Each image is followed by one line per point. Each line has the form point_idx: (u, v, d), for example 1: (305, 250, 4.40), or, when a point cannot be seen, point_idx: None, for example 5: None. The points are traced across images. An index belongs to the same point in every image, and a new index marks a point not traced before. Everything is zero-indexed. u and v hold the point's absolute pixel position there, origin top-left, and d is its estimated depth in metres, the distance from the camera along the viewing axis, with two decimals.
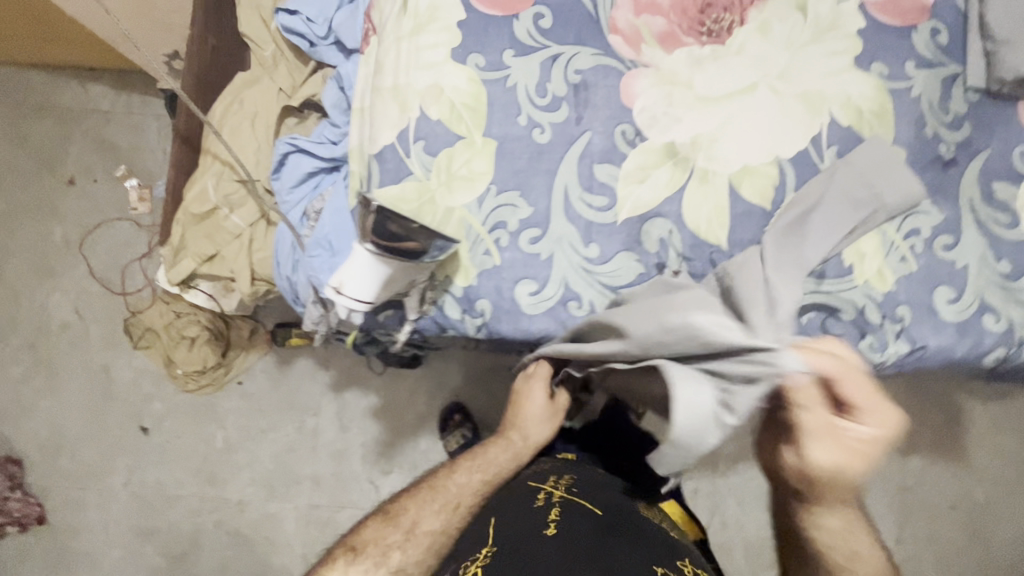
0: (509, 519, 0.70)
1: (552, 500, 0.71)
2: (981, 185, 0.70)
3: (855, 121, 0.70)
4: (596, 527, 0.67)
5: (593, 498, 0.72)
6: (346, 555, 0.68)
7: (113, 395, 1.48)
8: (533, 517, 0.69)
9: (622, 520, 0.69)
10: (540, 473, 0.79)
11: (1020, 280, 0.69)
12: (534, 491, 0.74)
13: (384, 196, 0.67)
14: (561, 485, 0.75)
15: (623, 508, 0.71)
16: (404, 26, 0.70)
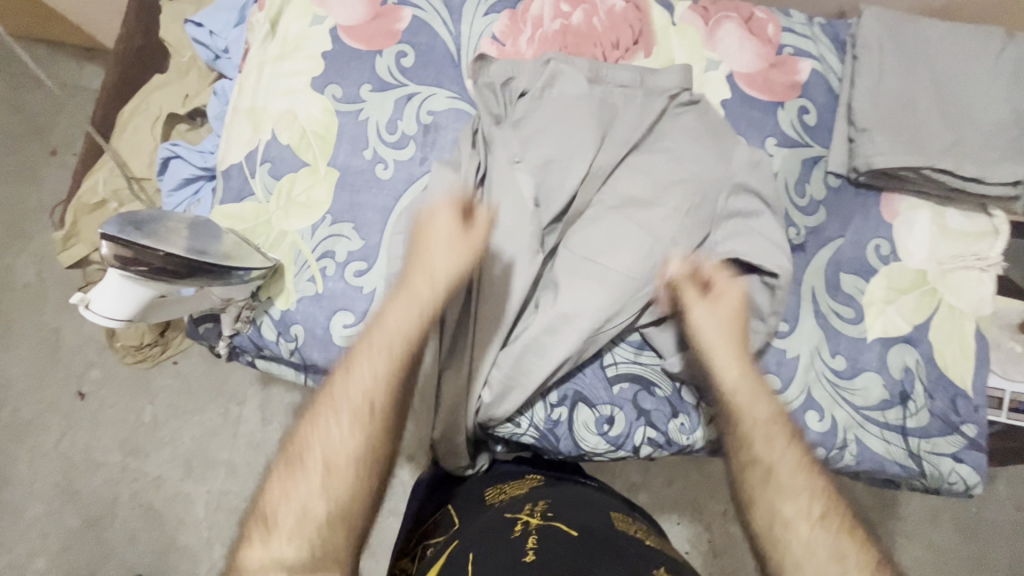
0: (484, 558, 0.56)
1: (530, 528, 0.59)
2: (827, 274, 0.67)
3: None
4: (578, 547, 0.55)
5: (571, 520, 0.61)
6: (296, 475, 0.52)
7: (58, 356, 1.29)
8: (509, 549, 0.56)
9: (602, 539, 0.57)
10: (508, 502, 0.65)
11: (850, 378, 0.66)
12: (507, 521, 0.61)
13: (223, 213, 0.70)
14: (535, 509, 0.63)
15: (597, 526, 0.60)
16: (270, 52, 0.73)
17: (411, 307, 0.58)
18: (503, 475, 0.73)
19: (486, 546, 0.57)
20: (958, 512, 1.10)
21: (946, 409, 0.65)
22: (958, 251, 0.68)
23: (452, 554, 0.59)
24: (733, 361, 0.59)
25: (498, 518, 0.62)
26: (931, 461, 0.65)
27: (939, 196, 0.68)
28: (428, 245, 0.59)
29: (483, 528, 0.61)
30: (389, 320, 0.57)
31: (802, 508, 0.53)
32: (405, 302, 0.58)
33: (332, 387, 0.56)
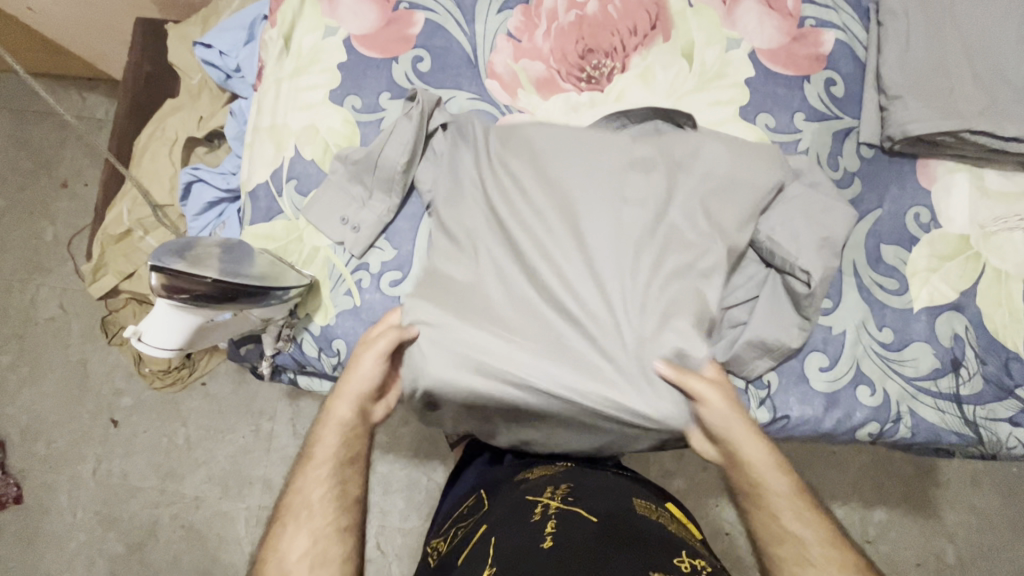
0: (503, 539, 0.55)
1: (551, 512, 0.57)
2: (868, 247, 0.66)
3: None
4: (592, 531, 0.52)
5: (594, 504, 0.58)
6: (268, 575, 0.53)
7: (87, 386, 1.30)
8: (528, 532, 0.54)
9: (623, 525, 0.54)
10: (533, 486, 0.63)
11: (900, 350, 0.65)
12: (529, 506, 0.60)
13: (253, 234, 0.70)
14: (558, 493, 0.61)
15: (621, 514, 0.56)
16: (286, 68, 0.72)
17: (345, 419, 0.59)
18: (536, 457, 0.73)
19: (506, 527, 0.57)
20: (998, 474, 1.09)
21: (1000, 374, 0.64)
22: (1000, 213, 0.66)
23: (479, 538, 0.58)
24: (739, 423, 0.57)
25: (521, 501, 0.61)
26: (989, 428, 0.64)
27: (976, 158, 0.67)
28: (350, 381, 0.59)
29: (509, 510, 0.61)
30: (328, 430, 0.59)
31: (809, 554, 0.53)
32: (318, 467, 0.57)
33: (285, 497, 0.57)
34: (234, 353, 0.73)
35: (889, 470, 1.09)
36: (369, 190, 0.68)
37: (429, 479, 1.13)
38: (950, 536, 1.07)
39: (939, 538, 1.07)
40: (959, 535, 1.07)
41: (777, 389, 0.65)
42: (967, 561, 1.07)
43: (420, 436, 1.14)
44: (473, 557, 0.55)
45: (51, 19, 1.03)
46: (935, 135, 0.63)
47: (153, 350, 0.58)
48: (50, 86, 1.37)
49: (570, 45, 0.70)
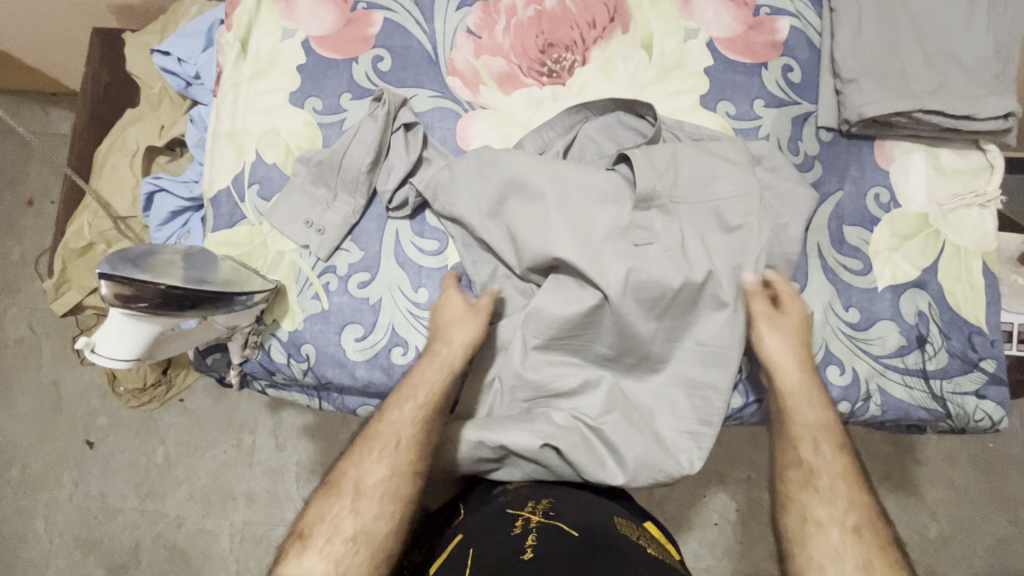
0: (481, 553, 0.52)
1: (533, 525, 0.55)
2: (832, 229, 0.67)
3: None
4: (573, 546, 0.52)
5: (574, 518, 0.57)
6: (345, 501, 0.55)
7: (61, 407, 1.26)
8: (509, 545, 0.52)
9: (600, 537, 0.54)
10: (513, 497, 0.61)
11: (867, 329, 0.65)
12: (508, 518, 0.57)
13: (215, 240, 0.69)
14: (538, 508, 0.58)
15: (601, 528, 0.55)
16: (244, 72, 0.72)
17: (439, 367, 0.61)
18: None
19: (484, 541, 0.53)
20: (974, 449, 1.11)
21: (964, 348, 0.65)
22: (957, 191, 0.68)
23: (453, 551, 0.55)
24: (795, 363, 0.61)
25: (499, 514, 0.58)
26: (956, 402, 0.65)
27: (932, 137, 0.68)
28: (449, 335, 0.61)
29: (486, 521, 0.57)
30: (421, 376, 0.61)
31: (836, 515, 0.56)
32: (410, 407, 0.59)
33: (379, 423, 0.59)
34: (200, 363, 0.71)
35: (870, 452, 1.10)
36: (334, 191, 0.67)
37: None
38: (931, 512, 1.09)
39: (922, 516, 1.09)
40: (941, 512, 1.09)
41: (748, 374, 0.65)
42: (950, 537, 1.08)
43: None
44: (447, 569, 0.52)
45: (4, 33, 1.01)
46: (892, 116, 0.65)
47: (111, 362, 0.56)
48: (10, 102, 1.34)
49: (530, 40, 0.70)
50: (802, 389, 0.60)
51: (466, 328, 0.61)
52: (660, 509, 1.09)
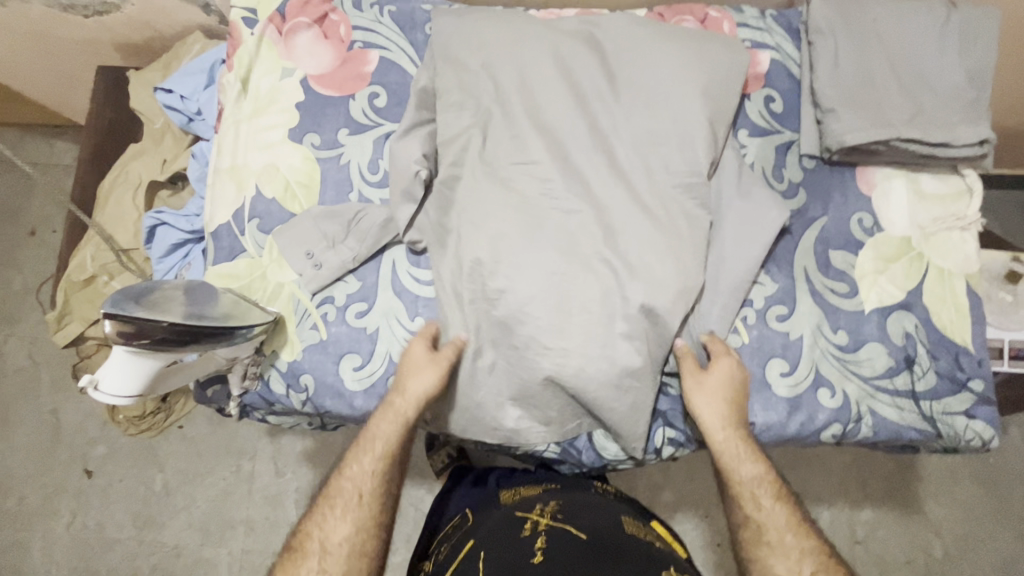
0: (493, 556, 0.60)
1: (541, 528, 0.62)
2: (817, 253, 0.69)
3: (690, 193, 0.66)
4: (583, 548, 0.58)
5: (582, 522, 0.63)
6: (307, 546, 0.61)
7: (59, 437, 1.26)
8: (519, 549, 0.59)
9: (610, 540, 0.60)
10: (522, 502, 0.69)
11: (856, 351, 0.67)
12: (518, 522, 0.65)
13: (215, 273, 0.70)
14: (546, 511, 0.66)
15: (607, 531, 0.62)
16: (244, 109, 0.74)
17: (390, 414, 0.63)
18: (516, 479, 0.78)
19: (495, 545, 0.61)
20: (974, 464, 1.11)
21: (952, 368, 0.67)
22: (938, 214, 0.69)
23: (466, 553, 0.63)
24: (722, 420, 0.62)
25: (509, 518, 0.66)
26: (946, 422, 0.66)
27: (911, 164, 0.71)
28: (411, 366, 0.63)
29: (496, 529, 0.64)
30: (378, 428, 0.63)
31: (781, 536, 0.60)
32: (371, 459, 0.63)
33: (339, 479, 0.64)
34: (200, 395, 0.72)
35: (871, 468, 1.10)
36: (343, 232, 0.69)
37: (417, 510, 1.11)
38: (932, 528, 1.08)
39: (927, 534, 1.08)
40: (945, 529, 1.08)
41: None
42: (955, 554, 1.08)
43: (404, 466, 1.12)
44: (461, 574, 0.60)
45: (11, 70, 1.04)
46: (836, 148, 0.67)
47: (113, 400, 0.57)
48: (16, 135, 1.37)
49: None
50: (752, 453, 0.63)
51: (414, 379, 0.62)
52: None
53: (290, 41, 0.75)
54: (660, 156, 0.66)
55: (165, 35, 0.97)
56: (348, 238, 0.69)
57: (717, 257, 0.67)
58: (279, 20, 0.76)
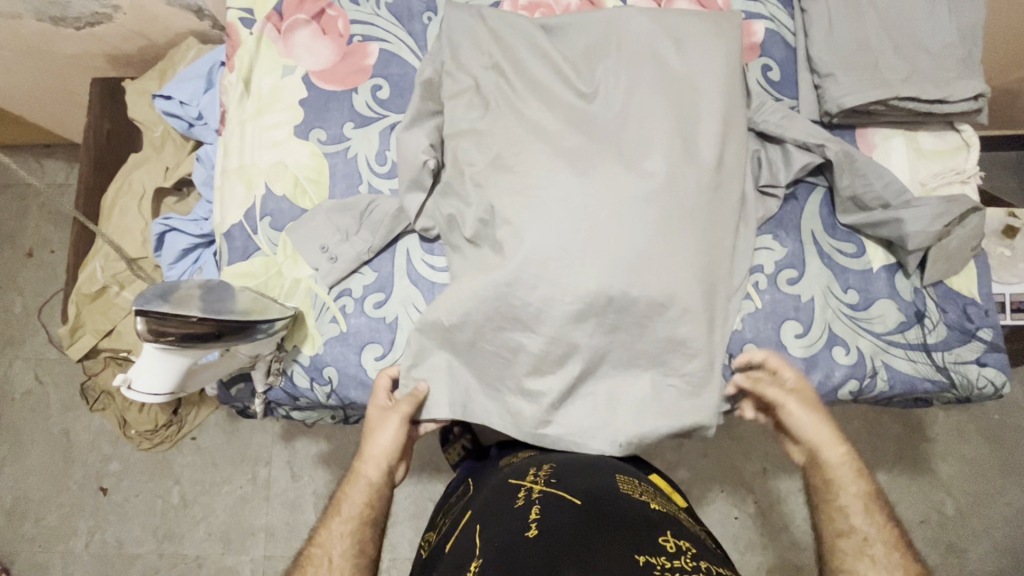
0: (488, 526, 0.59)
1: (534, 496, 0.61)
2: (822, 217, 0.71)
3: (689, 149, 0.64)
4: (578, 513, 0.57)
5: (574, 483, 0.62)
6: None
7: (72, 456, 1.26)
8: (514, 519, 0.58)
9: (605, 504, 0.58)
10: (517, 470, 0.68)
11: (866, 310, 0.68)
12: (514, 490, 0.64)
13: (232, 273, 0.70)
14: (540, 477, 0.65)
15: (603, 492, 0.60)
16: (248, 109, 0.74)
17: (364, 483, 0.65)
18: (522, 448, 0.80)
19: (491, 516, 0.60)
20: (979, 420, 1.13)
21: (960, 319, 0.69)
22: (938, 170, 0.71)
23: (466, 526, 0.62)
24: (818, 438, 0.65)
25: (506, 489, 0.65)
26: (959, 371, 0.67)
27: (909, 123, 0.72)
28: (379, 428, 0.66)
29: (494, 501, 0.63)
30: (353, 493, 0.65)
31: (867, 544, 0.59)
32: (343, 522, 0.63)
33: (310, 547, 0.62)
34: (225, 396, 0.73)
35: (880, 432, 1.12)
36: (356, 224, 0.69)
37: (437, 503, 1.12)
38: (940, 485, 1.11)
39: (937, 493, 1.10)
40: (955, 487, 1.11)
41: None
42: (965, 511, 1.10)
43: (421, 460, 1.13)
44: (460, 545, 0.59)
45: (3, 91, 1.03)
46: (818, 146, 0.67)
47: (142, 397, 0.58)
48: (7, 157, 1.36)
49: None
50: (844, 467, 0.64)
51: (386, 432, 0.65)
52: None
53: (289, 39, 0.76)
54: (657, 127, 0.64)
55: (158, 43, 0.97)
56: (364, 232, 0.69)
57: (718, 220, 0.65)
58: (276, 18, 0.76)
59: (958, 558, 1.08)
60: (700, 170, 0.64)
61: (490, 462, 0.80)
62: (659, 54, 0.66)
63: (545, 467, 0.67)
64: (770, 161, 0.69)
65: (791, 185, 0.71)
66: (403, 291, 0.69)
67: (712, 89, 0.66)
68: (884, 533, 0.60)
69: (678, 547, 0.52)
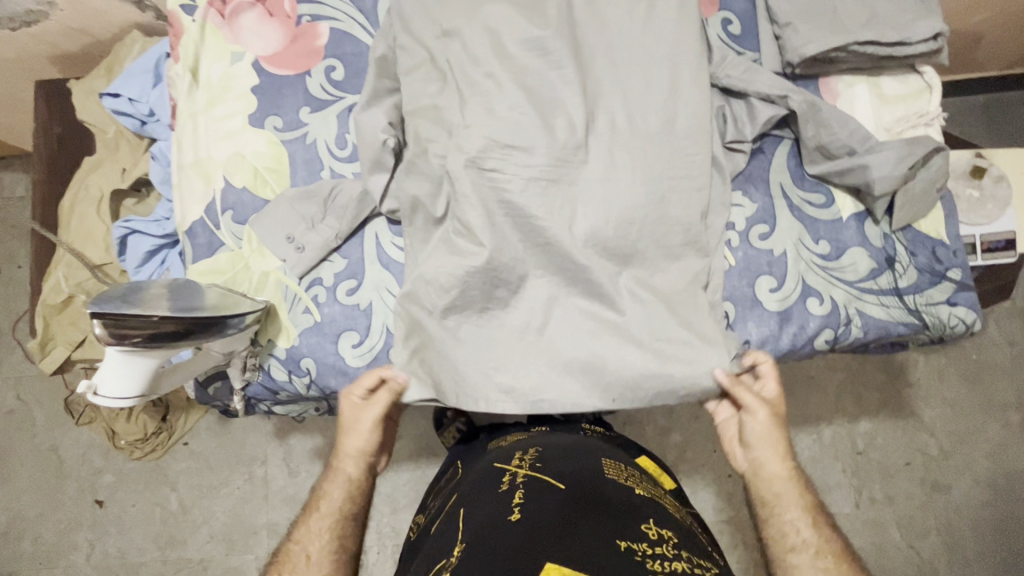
0: (472, 511, 0.59)
1: (518, 481, 0.61)
2: (790, 170, 0.71)
3: (643, 118, 0.65)
4: (561, 497, 0.57)
5: (558, 472, 0.62)
6: None
7: (63, 471, 1.24)
8: (497, 503, 0.58)
9: (587, 490, 0.59)
10: (502, 454, 0.69)
11: (837, 260, 0.69)
12: (499, 474, 0.64)
13: (198, 271, 0.69)
14: (524, 462, 0.65)
15: (587, 478, 0.61)
16: (199, 100, 0.72)
17: (342, 479, 0.66)
18: (510, 430, 0.80)
19: (475, 500, 0.60)
20: (959, 362, 1.15)
21: (930, 261, 0.69)
22: (902, 115, 0.71)
23: (449, 511, 0.63)
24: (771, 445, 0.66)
25: (491, 473, 0.65)
26: (931, 313, 0.68)
27: (871, 69, 0.72)
28: (357, 425, 0.66)
29: (478, 486, 0.64)
30: (333, 491, 0.66)
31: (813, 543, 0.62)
32: (322, 518, 0.64)
33: (290, 542, 0.63)
34: (203, 396, 0.72)
35: (863, 381, 1.14)
36: (321, 211, 0.68)
37: None
38: (923, 427, 1.14)
39: (921, 435, 1.13)
40: (938, 428, 1.14)
41: (735, 317, 0.68)
42: (949, 450, 1.13)
43: (416, 446, 1.13)
44: (444, 530, 0.59)
45: None
46: (781, 98, 0.67)
47: (106, 401, 0.56)
48: None
49: None
50: (785, 480, 0.65)
51: (363, 430, 0.66)
52: (676, 469, 1.11)
53: (234, 24, 0.73)
54: (610, 100, 0.65)
55: (102, 40, 0.93)
56: (330, 219, 0.68)
57: (680, 183, 0.65)
58: (219, 3, 0.73)
59: (943, 496, 1.12)
60: (654, 140, 0.65)
61: (477, 445, 0.81)
62: (609, 24, 0.67)
63: (530, 453, 0.68)
64: (735, 117, 0.69)
65: (758, 140, 0.71)
66: (375, 276, 0.68)
67: (664, 56, 0.66)
68: (830, 542, 0.62)
69: (660, 535, 0.53)
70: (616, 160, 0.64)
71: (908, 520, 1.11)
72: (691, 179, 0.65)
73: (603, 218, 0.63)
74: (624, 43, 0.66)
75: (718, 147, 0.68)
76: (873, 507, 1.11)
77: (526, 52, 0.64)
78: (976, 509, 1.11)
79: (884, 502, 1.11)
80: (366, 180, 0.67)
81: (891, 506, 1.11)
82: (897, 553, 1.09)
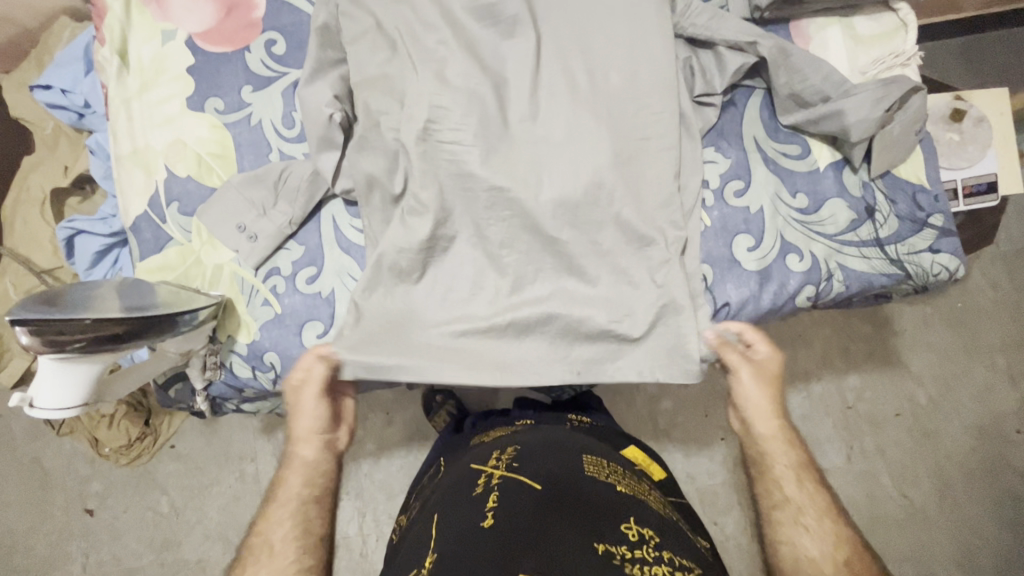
0: (445, 516, 0.57)
1: (493, 483, 0.59)
2: (763, 122, 0.68)
3: (607, 74, 0.61)
4: (536, 499, 0.55)
5: (535, 471, 0.60)
6: None
7: (49, 483, 1.22)
8: (471, 508, 0.56)
9: (565, 489, 0.57)
10: (479, 455, 0.67)
11: (816, 213, 0.66)
12: (475, 476, 0.62)
13: (146, 268, 0.65)
14: (501, 463, 0.63)
15: (565, 476, 0.59)
16: (131, 85, 0.67)
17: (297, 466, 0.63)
18: (494, 426, 0.79)
19: (449, 505, 0.58)
20: (943, 310, 1.15)
21: (911, 208, 0.67)
22: (877, 56, 0.67)
23: (424, 516, 0.60)
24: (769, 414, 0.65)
25: (467, 475, 0.63)
26: (914, 261, 0.66)
27: (842, 9, 0.68)
28: (299, 408, 0.62)
29: (453, 489, 0.62)
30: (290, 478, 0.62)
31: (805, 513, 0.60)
32: (281, 507, 0.61)
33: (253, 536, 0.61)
34: (164, 399, 0.70)
35: (850, 334, 1.13)
36: (272, 197, 0.64)
37: None
38: (912, 377, 1.13)
39: (909, 385, 1.13)
40: (926, 377, 1.13)
41: (713, 280, 0.65)
42: (936, 397, 1.13)
43: (407, 432, 1.11)
44: (416, 537, 0.57)
45: None
46: (750, 45, 0.63)
47: (44, 413, 0.53)
48: None
49: None
50: (776, 438, 0.64)
51: (306, 410, 0.62)
52: (669, 436, 1.10)
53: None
54: (569, 58, 0.61)
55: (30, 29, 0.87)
56: (284, 204, 0.64)
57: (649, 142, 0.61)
58: None
59: (933, 443, 1.12)
60: (618, 97, 0.61)
61: (462, 438, 0.79)
62: None
63: (507, 451, 0.65)
64: (702, 68, 0.65)
65: (728, 92, 0.68)
66: (335, 261, 0.65)
67: (622, 8, 0.62)
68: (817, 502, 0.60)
69: (639, 535, 0.51)
70: (580, 121, 0.60)
71: (899, 469, 1.11)
72: (661, 136, 0.61)
73: (570, 183, 0.59)
74: (578, 1, 0.63)
75: (687, 102, 0.64)
76: (865, 459, 1.11)
77: (476, 19, 0.62)
78: (965, 453, 1.12)
79: (875, 453, 1.11)
80: (316, 160, 0.63)
81: (883, 456, 1.11)
82: (889, 502, 1.10)
